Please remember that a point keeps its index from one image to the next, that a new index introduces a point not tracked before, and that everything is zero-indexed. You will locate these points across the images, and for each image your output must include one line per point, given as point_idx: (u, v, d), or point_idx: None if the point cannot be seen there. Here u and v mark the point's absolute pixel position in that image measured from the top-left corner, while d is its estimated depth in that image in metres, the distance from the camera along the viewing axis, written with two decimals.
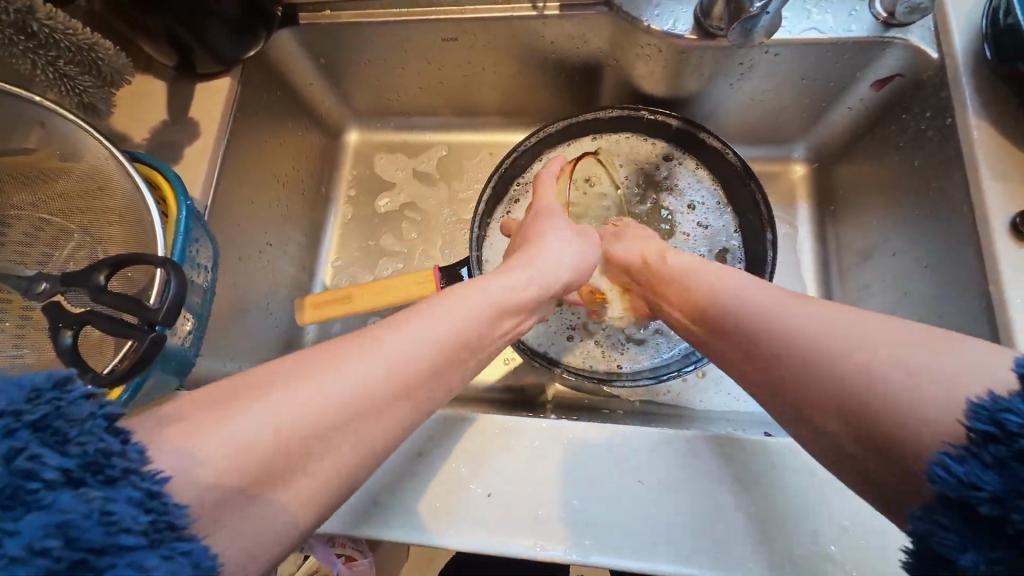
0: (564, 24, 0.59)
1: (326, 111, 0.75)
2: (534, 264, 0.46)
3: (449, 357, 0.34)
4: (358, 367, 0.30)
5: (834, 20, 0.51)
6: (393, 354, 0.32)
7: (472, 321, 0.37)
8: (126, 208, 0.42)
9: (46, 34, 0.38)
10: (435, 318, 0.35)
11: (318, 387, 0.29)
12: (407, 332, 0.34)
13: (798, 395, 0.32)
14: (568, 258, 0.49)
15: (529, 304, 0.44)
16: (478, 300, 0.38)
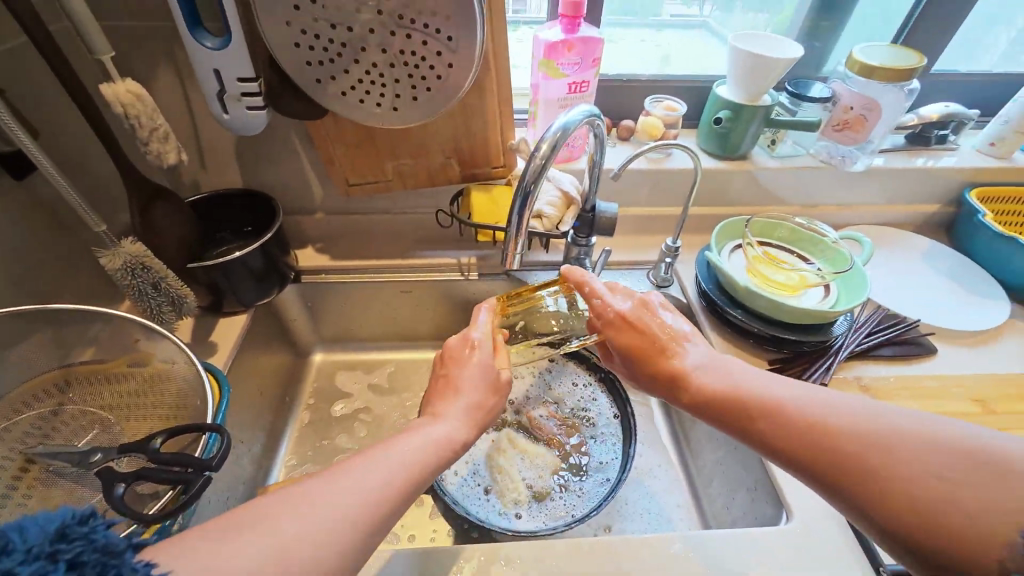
0: (481, 282, 0.94)
1: (301, 340, 0.98)
2: (458, 400, 0.55)
3: (391, 495, 0.42)
4: (358, 480, 0.41)
5: (630, 283, 0.92)
6: (381, 470, 0.43)
7: (410, 459, 0.46)
8: (173, 399, 0.57)
9: (165, 289, 0.60)
10: (395, 452, 0.45)
11: (332, 501, 0.38)
12: (376, 463, 0.43)
13: (889, 472, 0.40)
14: (489, 385, 0.57)
15: (454, 438, 0.51)
16: (414, 439, 0.48)
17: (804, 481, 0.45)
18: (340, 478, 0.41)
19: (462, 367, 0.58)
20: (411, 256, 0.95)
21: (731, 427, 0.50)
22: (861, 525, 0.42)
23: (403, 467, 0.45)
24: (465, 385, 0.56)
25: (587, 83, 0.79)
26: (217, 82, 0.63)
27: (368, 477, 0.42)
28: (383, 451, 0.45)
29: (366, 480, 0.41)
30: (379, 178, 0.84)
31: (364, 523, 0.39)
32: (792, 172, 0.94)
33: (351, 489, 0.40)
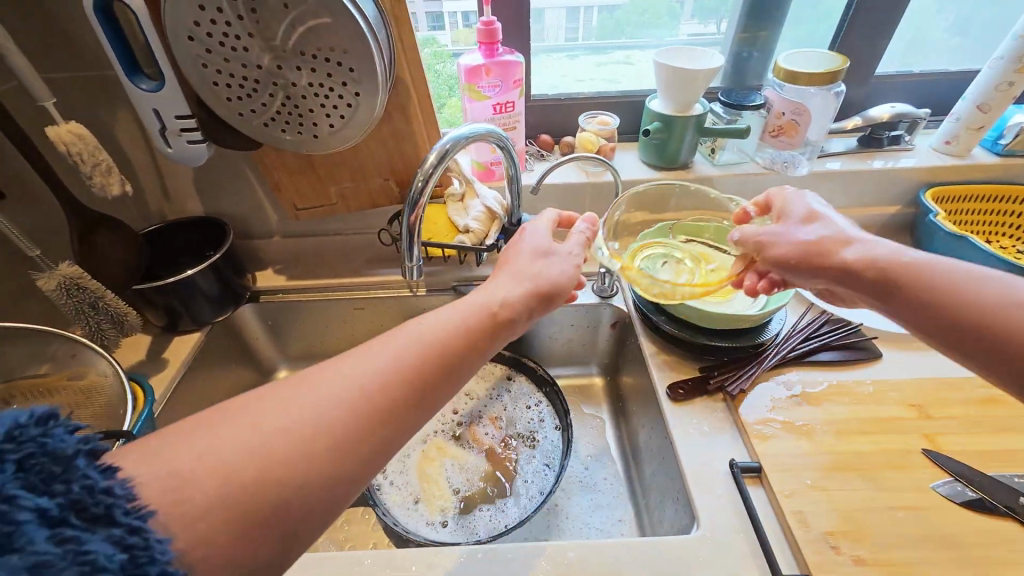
0: (430, 298, 0.98)
1: (266, 357, 1.03)
2: (522, 274, 0.56)
3: (413, 371, 0.42)
4: (404, 348, 0.43)
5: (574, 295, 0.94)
6: (425, 337, 0.45)
7: (435, 336, 0.46)
8: (101, 409, 0.62)
9: (103, 307, 0.66)
10: (443, 318, 0.47)
11: (370, 364, 0.41)
12: (430, 324, 0.46)
13: (976, 318, 0.46)
14: (547, 259, 0.58)
15: (503, 308, 0.51)
16: (437, 319, 0.47)
17: (899, 321, 0.52)
18: (392, 343, 0.44)
19: (511, 250, 0.60)
20: (364, 275, 1.00)
21: (870, 292, 0.54)
22: (925, 338, 0.50)
23: (453, 333, 0.47)
24: (529, 260, 0.58)
25: (512, 104, 0.83)
26: (157, 120, 0.70)
27: (407, 341, 0.44)
28: (442, 315, 0.48)
29: (398, 352, 0.43)
30: (325, 202, 0.89)
31: (344, 424, 0.37)
32: (734, 179, 0.94)
33: (391, 352, 0.43)
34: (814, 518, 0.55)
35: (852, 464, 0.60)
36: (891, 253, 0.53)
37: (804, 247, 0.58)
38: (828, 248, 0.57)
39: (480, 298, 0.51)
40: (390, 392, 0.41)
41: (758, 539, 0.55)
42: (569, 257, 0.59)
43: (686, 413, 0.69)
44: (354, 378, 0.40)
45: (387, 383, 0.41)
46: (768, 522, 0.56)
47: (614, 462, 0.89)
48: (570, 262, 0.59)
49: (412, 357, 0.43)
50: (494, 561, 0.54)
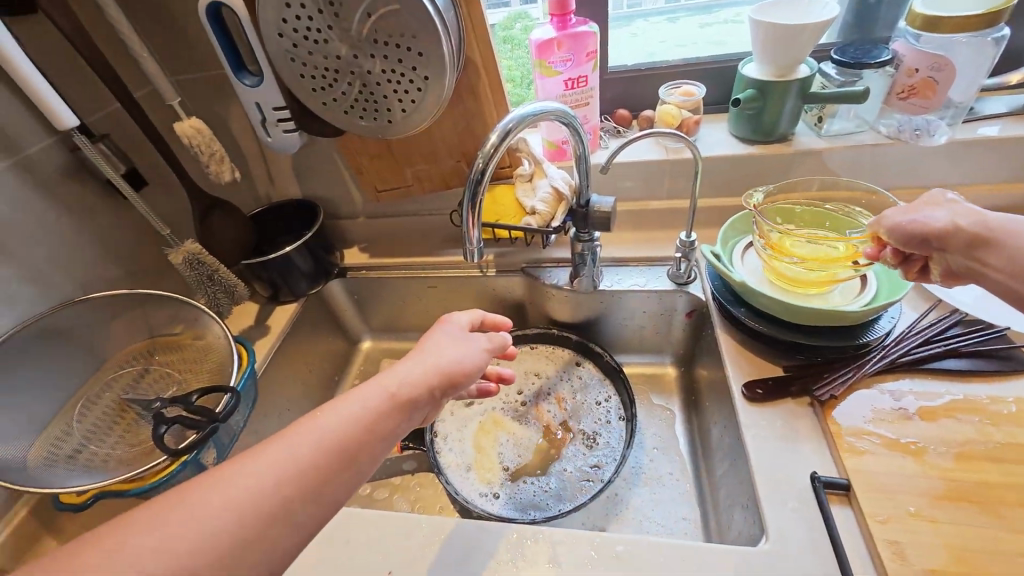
0: (498, 278, 0.99)
1: (353, 328, 1.13)
2: (430, 358, 0.57)
3: (308, 468, 0.45)
4: (300, 446, 0.45)
5: (647, 281, 0.89)
6: (321, 433, 0.46)
7: (336, 430, 0.47)
8: (216, 364, 0.73)
9: (218, 279, 0.77)
10: (343, 409, 0.49)
11: (268, 466, 0.43)
12: (330, 415, 0.48)
13: None
14: (457, 348, 0.59)
15: (410, 397, 0.52)
16: (343, 411, 0.49)
17: (948, 257, 0.53)
18: (290, 442, 0.45)
19: (429, 337, 0.61)
20: (438, 254, 1.04)
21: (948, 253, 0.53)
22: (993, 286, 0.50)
23: (350, 424, 0.48)
24: (437, 348, 0.59)
25: (585, 78, 0.79)
26: (258, 112, 0.77)
27: (306, 435, 0.46)
28: (344, 405, 0.49)
29: (295, 450, 0.45)
30: (402, 184, 0.93)
31: (225, 533, 0.40)
32: (846, 151, 0.81)
33: (291, 450, 0.45)
34: (913, 551, 0.47)
35: (972, 496, 0.50)
36: (995, 229, 0.49)
37: (920, 233, 0.54)
38: (950, 238, 0.52)
39: (379, 384, 0.52)
40: (285, 493, 0.43)
41: (839, 565, 0.49)
42: (472, 344, 0.61)
43: (764, 415, 0.62)
44: (256, 479, 0.43)
45: (281, 485, 0.43)
46: (854, 548, 0.49)
47: (682, 458, 0.84)
48: (476, 349, 0.61)
49: (306, 455, 0.45)
50: (542, 543, 0.55)
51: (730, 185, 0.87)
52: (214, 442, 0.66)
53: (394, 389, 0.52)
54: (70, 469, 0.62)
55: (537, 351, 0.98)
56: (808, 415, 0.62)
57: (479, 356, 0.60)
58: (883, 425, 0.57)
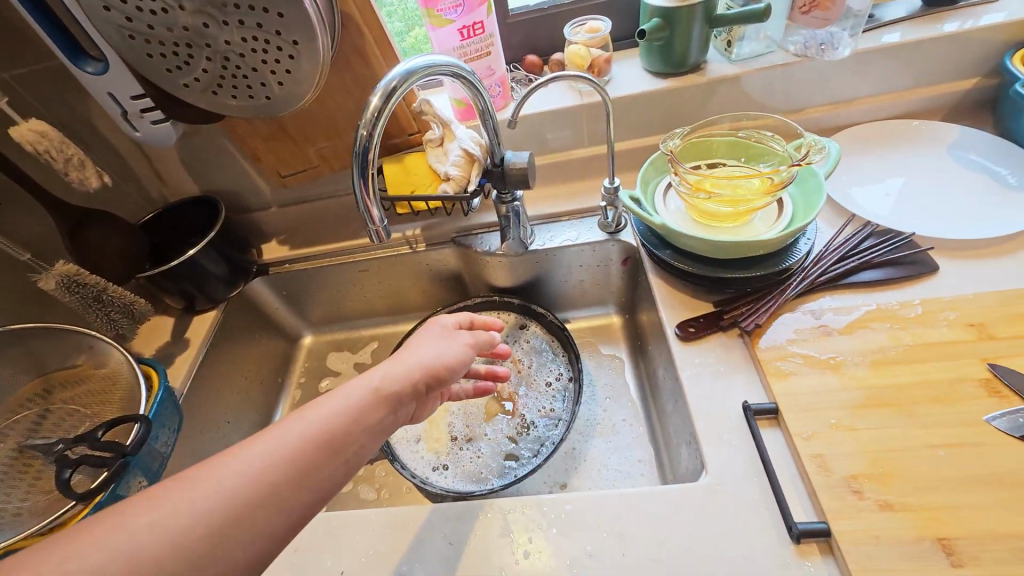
0: (430, 252, 0.95)
1: (289, 325, 1.07)
2: (420, 353, 0.53)
3: (290, 465, 0.40)
4: (291, 433, 0.42)
5: (580, 234, 0.87)
6: (308, 425, 0.43)
7: (323, 424, 0.43)
8: (124, 390, 0.66)
9: (108, 300, 0.69)
10: (329, 401, 0.45)
11: (253, 456, 0.40)
12: (321, 406, 0.44)
13: None
14: (443, 343, 0.56)
15: (399, 393, 0.49)
16: (329, 405, 0.45)
17: None
18: (278, 431, 0.42)
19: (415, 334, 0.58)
20: (364, 236, 0.98)
21: None
22: None
23: (339, 417, 0.44)
24: (424, 344, 0.55)
25: (481, 24, 0.73)
26: (115, 104, 0.68)
27: (298, 423, 0.42)
28: (334, 397, 0.45)
29: (276, 445, 0.41)
30: (307, 166, 0.86)
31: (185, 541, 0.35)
32: (757, 75, 0.79)
33: (280, 437, 0.41)
34: (836, 461, 0.49)
35: (889, 400, 0.52)
36: None
37: None
38: None
39: (366, 377, 0.48)
40: (267, 486, 0.39)
41: (771, 483, 0.51)
42: (460, 341, 0.57)
43: (697, 353, 0.63)
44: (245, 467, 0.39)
45: (269, 475, 0.39)
46: (783, 465, 0.52)
47: (633, 402, 0.86)
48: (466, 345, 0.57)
49: (291, 446, 0.41)
50: (494, 516, 0.54)
51: (648, 124, 0.85)
52: (136, 474, 0.60)
53: (385, 384, 0.48)
54: None
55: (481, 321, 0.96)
56: (737, 346, 0.63)
57: (466, 350, 0.57)
58: (805, 343, 0.59)
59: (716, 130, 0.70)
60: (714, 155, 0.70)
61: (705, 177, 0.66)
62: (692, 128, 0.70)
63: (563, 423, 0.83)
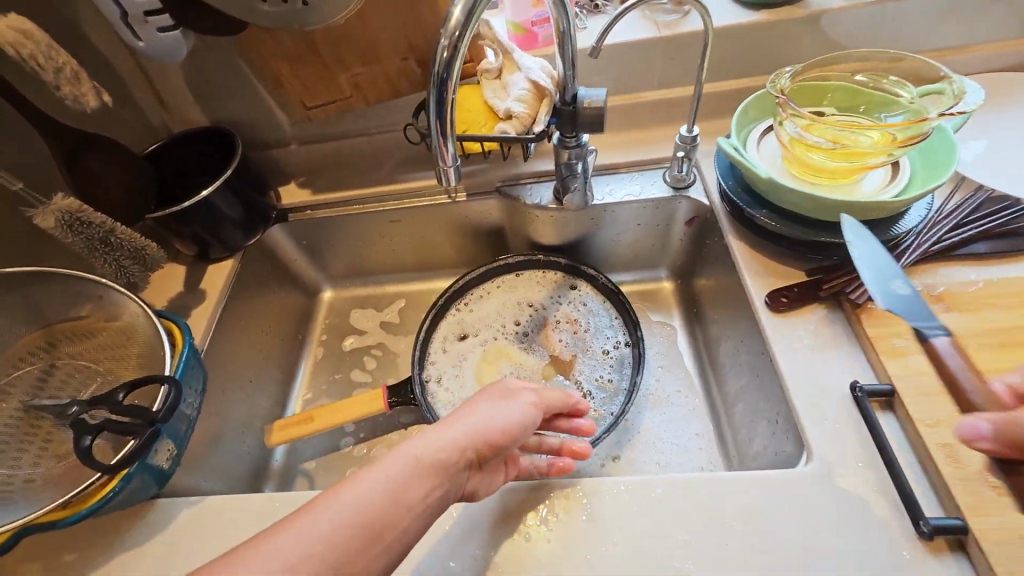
0: (471, 203, 0.86)
1: (307, 278, 0.98)
2: (474, 420, 0.46)
3: (321, 564, 0.35)
4: (325, 519, 0.36)
5: (643, 189, 0.78)
6: (342, 514, 0.37)
7: (361, 510, 0.37)
8: (143, 347, 0.58)
9: (118, 243, 0.59)
10: (371, 480, 0.39)
11: (279, 549, 0.34)
12: (361, 483, 0.39)
13: None
14: (505, 404, 0.48)
15: (447, 468, 0.42)
16: (370, 485, 0.39)
17: None
18: (313, 515, 0.36)
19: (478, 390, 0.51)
20: (395, 182, 0.88)
21: None
22: None
23: (375, 504, 0.38)
24: (481, 407, 0.47)
25: None
26: (113, 2, 0.55)
27: (335, 505, 0.37)
28: (375, 474, 0.40)
29: (306, 538, 0.35)
30: (337, 97, 0.74)
31: None
32: (863, 10, 0.69)
33: (317, 522, 0.36)
34: (967, 453, 0.44)
35: None
36: None
37: None
38: None
39: (411, 449, 0.42)
40: None
41: (889, 473, 0.46)
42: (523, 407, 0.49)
43: (789, 327, 0.57)
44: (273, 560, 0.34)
45: (296, 575, 0.34)
46: (901, 453, 0.47)
47: (688, 373, 0.81)
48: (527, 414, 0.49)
49: (324, 540, 0.36)
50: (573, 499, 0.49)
51: (729, 64, 0.74)
52: (164, 440, 0.54)
53: (430, 462, 0.42)
54: None
55: (523, 281, 0.89)
56: (836, 320, 0.57)
57: (530, 415, 0.49)
58: None
59: (830, 73, 0.61)
60: (823, 102, 0.62)
61: (822, 125, 0.56)
62: (804, 67, 0.61)
63: (621, 394, 0.78)
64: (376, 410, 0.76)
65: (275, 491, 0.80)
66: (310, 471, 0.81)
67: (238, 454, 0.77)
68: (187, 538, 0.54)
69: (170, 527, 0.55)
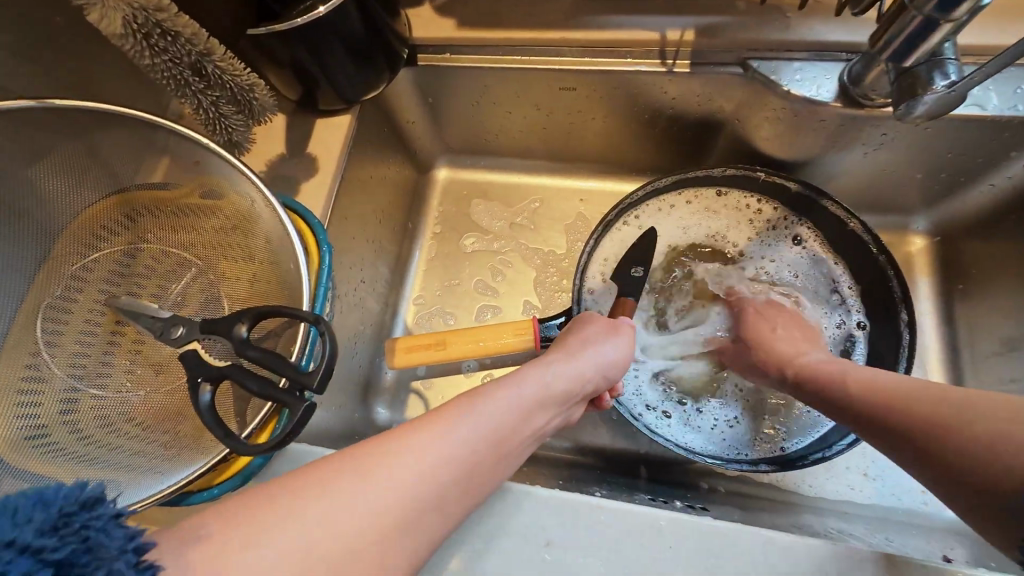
0: (691, 82, 0.57)
1: (422, 148, 0.75)
2: (586, 360, 0.47)
3: (464, 469, 0.34)
4: (456, 430, 0.35)
5: (999, 97, 0.49)
6: (481, 422, 0.36)
7: (498, 424, 0.37)
8: (264, 248, 0.41)
9: (216, 76, 0.37)
10: (503, 397, 0.39)
11: (425, 449, 0.33)
12: (489, 402, 0.38)
13: None
14: (614, 338, 0.50)
15: (563, 399, 0.44)
16: (505, 400, 0.38)
17: None
18: (445, 427, 0.34)
19: (570, 328, 0.51)
20: (577, 25, 0.58)
21: None
22: None
23: (510, 419, 0.38)
24: (593, 344, 0.48)
25: None
26: None
27: (465, 420, 0.35)
28: (503, 395, 0.39)
29: (449, 444, 0.34)
30: None
31: (335, 554, 0.28)
32: None
33: (449, 431, 0.34)
34: None
35: None
36: None
37: None
38: None
39: (533, 376, 0.42)
40: (436, 489, 0.32)
41: None
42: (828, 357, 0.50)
43: None
44: (410, 468, 0.32)
45: (443, 474, 0.33)
46: None
47: (929, 367, 0.61)
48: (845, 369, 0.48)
49: (469, 448, 0.35)
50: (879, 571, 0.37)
51: None
52: None
53: (543, 393, 0.42)
54: (78, 435, 0.38)
55: (725, 203, 0.64)
56: None
57: (630, 355, 0.51)
58: None
59: None
60: None
61: None
62: None
63: None
64: (522, 347, 0.60)
65: (387, 406, 0.69)
66: (421, 390, 0.69)
67: (352, 366, 0.65)
68: None
69: None
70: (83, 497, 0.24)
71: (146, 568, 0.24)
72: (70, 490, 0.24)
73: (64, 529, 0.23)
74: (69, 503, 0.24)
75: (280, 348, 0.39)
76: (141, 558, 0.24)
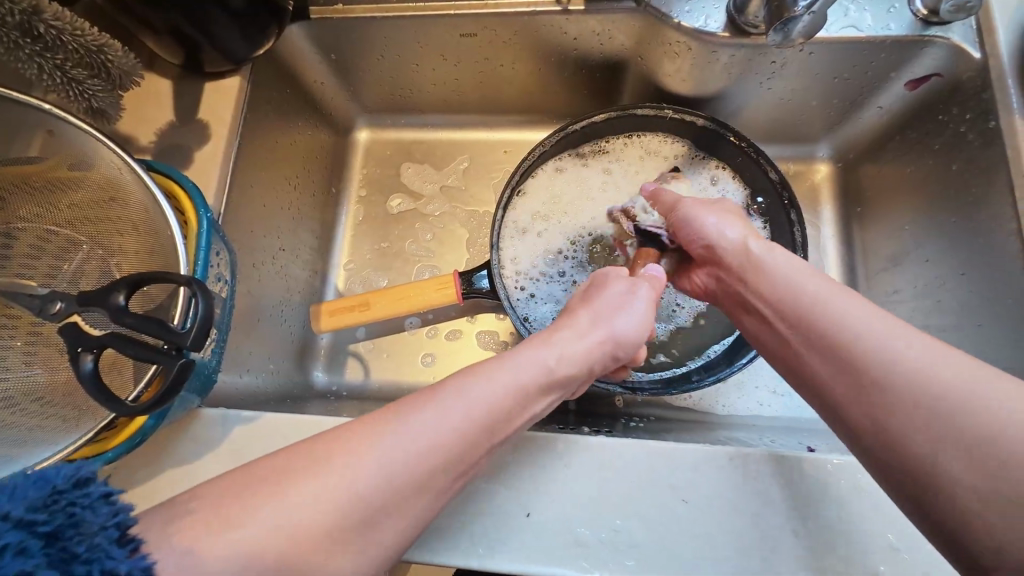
0: (588, 20, 0.57)
1: (335, 110, 0.72)
2: (593, 335, 0.45)
3: (460, 447, 0.34)
4: (456, 411, 0.35)
5: (873, 19, 0.51)
6: (473, 400, 0.36)
7: (492, 404, 0.36)
8: (141, 217, 0.41)
9: (53, 36, 0.36)
10: (502, 374, 0.38)
11: (421, 427, 0.33)
12: (485, 384, 0.37)
13: None
14: (614, 314, 0.46)
15: (563, 381, 0.42)
16: (506, 378, 0.38)
17: None
18: (448, 401, 0.35)
19: (578, 303, 0.48)
20: None
21: None
22: None
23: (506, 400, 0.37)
24: (597, 316, 0.46)
25: None
26: None
27: (454, 408, 0.35)
28: (503, 375, 0.38)
29: (442, 424, 0.34)
30: None
31: (318, 523, 0.29)
32: None
33: (440, 421, 0.34)
34: None
35: None
36: None
37: None
38: None
39: (535, 355, 0.41)
40: (427, 465, 0.33)
41: None
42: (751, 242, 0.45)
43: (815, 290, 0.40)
44: (402, 446, 0.32)
45: (433, 454, 0.33)
46: None
47: None
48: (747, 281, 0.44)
49: (457, 426, 0.34)
50: (752, 468, 0.40)
51: None
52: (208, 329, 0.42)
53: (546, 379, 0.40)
54: None
55: (648, 158, 0.65)
56: None
57: (644, 333, 0.47)
58: None
59: None
60: None
61: None
62: None
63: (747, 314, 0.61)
64: (446, 301, 0.61)
65: (325, 373, 0.69)
66: (361, 353, 0.69)
67: (283, 337, 0.65)
68: (249, 458, 0.45)
69: (225, 445, 0.45)
70: (75, 477, 0.26)
71: (127, 543, 0.26)
72: (65, 472, 0.27)
73: (54, 505, 0.25)
74: (63, 482, 0.26)
75: (170, 315, 0.39)
76: (123, 533, 0.26)
